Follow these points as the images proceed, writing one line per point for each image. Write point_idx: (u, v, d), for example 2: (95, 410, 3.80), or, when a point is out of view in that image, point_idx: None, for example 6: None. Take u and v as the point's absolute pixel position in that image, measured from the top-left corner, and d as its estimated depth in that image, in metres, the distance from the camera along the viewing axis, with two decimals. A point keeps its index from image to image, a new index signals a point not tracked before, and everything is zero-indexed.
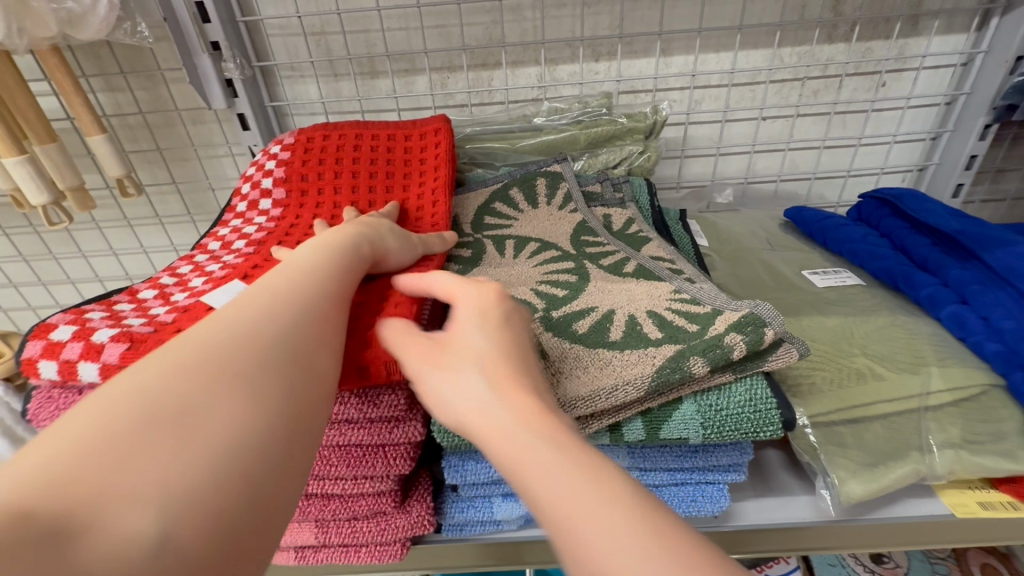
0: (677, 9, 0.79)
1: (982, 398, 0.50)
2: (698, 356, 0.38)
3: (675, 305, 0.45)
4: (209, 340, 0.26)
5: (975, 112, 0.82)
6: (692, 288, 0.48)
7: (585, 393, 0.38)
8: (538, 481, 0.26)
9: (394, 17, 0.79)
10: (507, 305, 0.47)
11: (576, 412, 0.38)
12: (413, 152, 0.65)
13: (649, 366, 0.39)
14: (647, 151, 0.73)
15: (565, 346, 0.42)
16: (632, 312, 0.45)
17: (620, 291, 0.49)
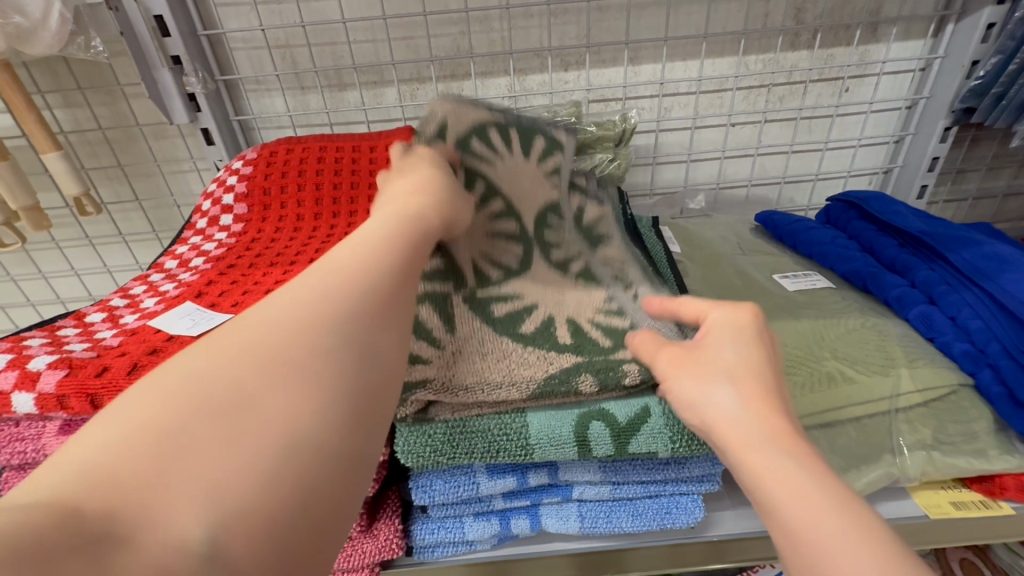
0: (643, 18, 0.80)
1: (952, 397, 0.50)
2: (590, 374, 0.40)
3: (599, 318, 0.45)
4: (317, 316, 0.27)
5: (935, 116, 0.84)
6: (624, 299, 0.49)
7: (471, 383, 0.39)
8: (766, 470, 0.29)
9: (361, 29, 0.78)
10: (441, 268, 0.45)
11: (458, 399, 0.39)
12: (378, 163, 0.64)
13: (542, 370, 0.40)
14: (617, 158, 0.73)
15: (476, 326, 0.43)
16: (553, 312, 0.45)
17: (553, 291, 0.48)
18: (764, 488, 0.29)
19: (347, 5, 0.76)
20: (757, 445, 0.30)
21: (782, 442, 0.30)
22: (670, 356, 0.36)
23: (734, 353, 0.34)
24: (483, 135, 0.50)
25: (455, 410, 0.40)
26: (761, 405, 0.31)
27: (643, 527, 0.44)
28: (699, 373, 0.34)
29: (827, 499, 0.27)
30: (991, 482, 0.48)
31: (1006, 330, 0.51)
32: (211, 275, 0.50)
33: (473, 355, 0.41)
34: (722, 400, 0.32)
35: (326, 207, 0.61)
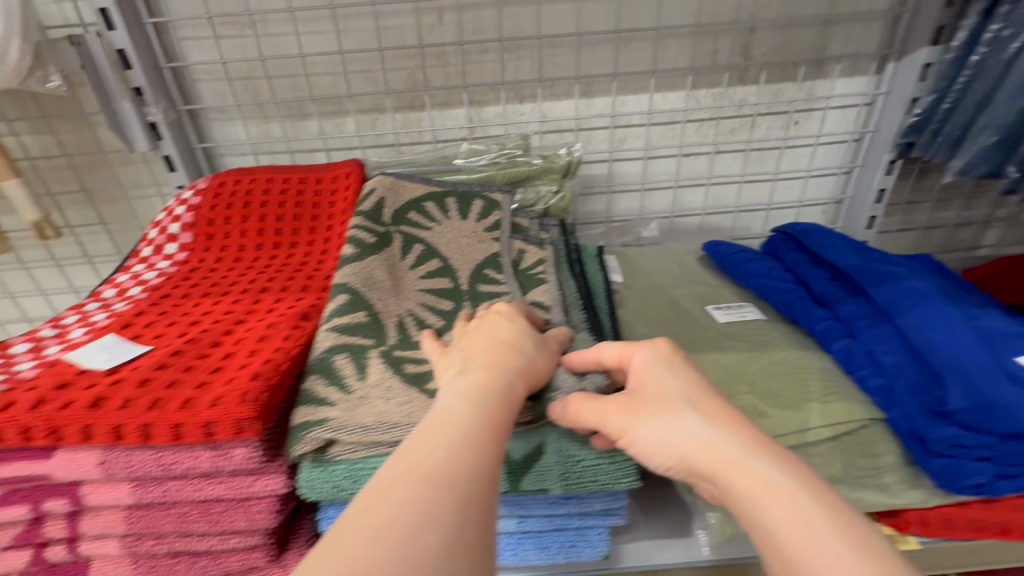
0: (594, 54, 0.82)
1: (863, 432, 0.51)
2: None
3: None
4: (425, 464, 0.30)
5: (881, 148, 0.86)
6: None
7: (369, 422, 0.39)
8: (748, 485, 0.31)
9: (321, 63, 0.81)
10: (365, 322, 0.49)
11: (355, 437, 0.39)
12: (324, 195, 0.66)
13: None
14: (561, 191, 0.75)
15: (385, 373, 0.44)
16: None
17: None
18: (751, 504, 0.31)
19: (304, 39, 0.78)
20: (738, 458, 0.32)
21: (751, 451, 0.32)
22: (617, 407, 0.37)
23: (674, 390, 0.37)
24: (421, 207, 0.67)
25: (355, 449, 0.40)
26: (721, 427, 0.34)
27: (549, 560, 0.46)
28: (663, 415, 0.35)
29: (806, 497, 0.30)
30: (898, 516, 0.50)
31: (913, 367, 0.52)
32: (145, 306, 0.52)
33: (376, 396, 0.42)
34: (689, 433, 0.34)
35: (269, 237, 0.63)
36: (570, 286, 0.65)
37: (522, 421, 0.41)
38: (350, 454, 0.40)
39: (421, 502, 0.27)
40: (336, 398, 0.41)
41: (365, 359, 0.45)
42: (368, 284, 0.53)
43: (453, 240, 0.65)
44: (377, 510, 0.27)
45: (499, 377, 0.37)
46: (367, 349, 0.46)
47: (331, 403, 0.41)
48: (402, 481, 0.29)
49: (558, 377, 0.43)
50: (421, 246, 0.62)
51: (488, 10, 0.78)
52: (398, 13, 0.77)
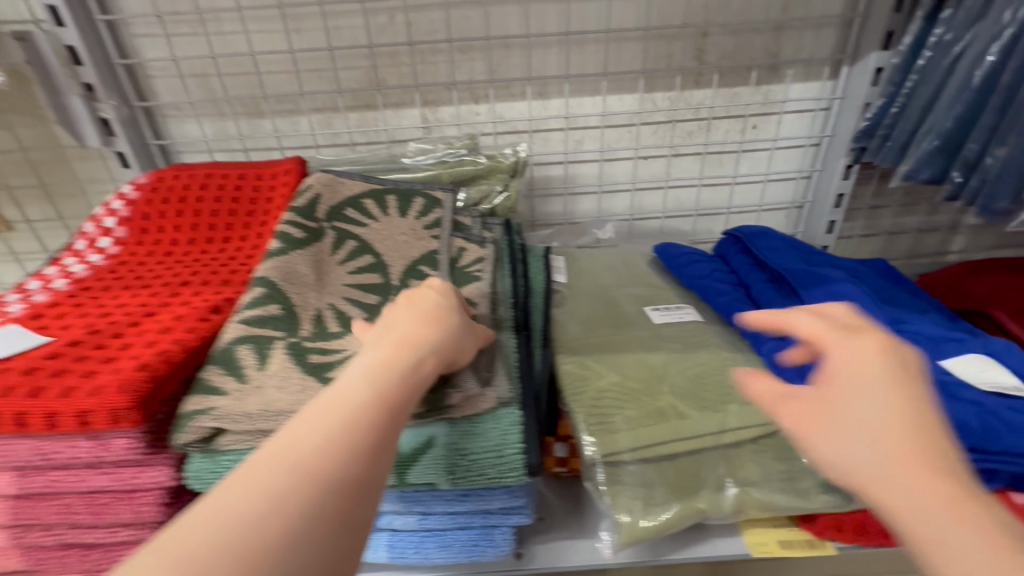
0: (546, 56, 0.83)
1: (783, 435, 0.51)
2: None
3: None
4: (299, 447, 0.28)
5: (836, 154, 0.86)
6: None
7: (252, 411, 0.39)
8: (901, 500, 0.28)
9: (273, 61, 0.81)
10: (278, 315, 0.49)
11: (240, 427, 0.39)
12: (262, 192, 0.66)
13: None
14: (507, 191, 0.75)
15: (287, 362, 0.44)
16: None
17: None
18: (922, 548, 0.27)
19: (254, 38, 0.78)
20: (966, 499, 0.27)
21: (906, 463, 0.28)
22: (796, 415, 0.33)
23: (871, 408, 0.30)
24: (359, 204, 0.66)
25: (241, 439, 0.39)
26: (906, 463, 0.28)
27: (452, 559, 0.45)
28: (875, 438, 0.30)
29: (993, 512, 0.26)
30: (815, 521, 0.49)
31: None
32: (63, 298, 0.52)
33: (270, 387, 0.41)
34: (872, 436, 0.30)
35: (202, 232, 0.63)
36: (506, 283, 0.64)
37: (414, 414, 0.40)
38: (235, 444, 0.39)
39: (271, 491, 0.26)
40: (231, 388, 0.41)
41: (268, 351, 0.44)
42: (288, 279, 0.53)
43: (389, 237, 0.65)
44: (226, 506, 0.25)
45: (407, 355, 0.35)
46: (273, 340, 0.46)
47: (223, 393, 0.41)
48: (268, 465, 0.27)
49: (458, 377, 0.41)
50: (354, 242, 0.62)
51: (437, 11, 0.79)
52: (347, 14, 0.78)
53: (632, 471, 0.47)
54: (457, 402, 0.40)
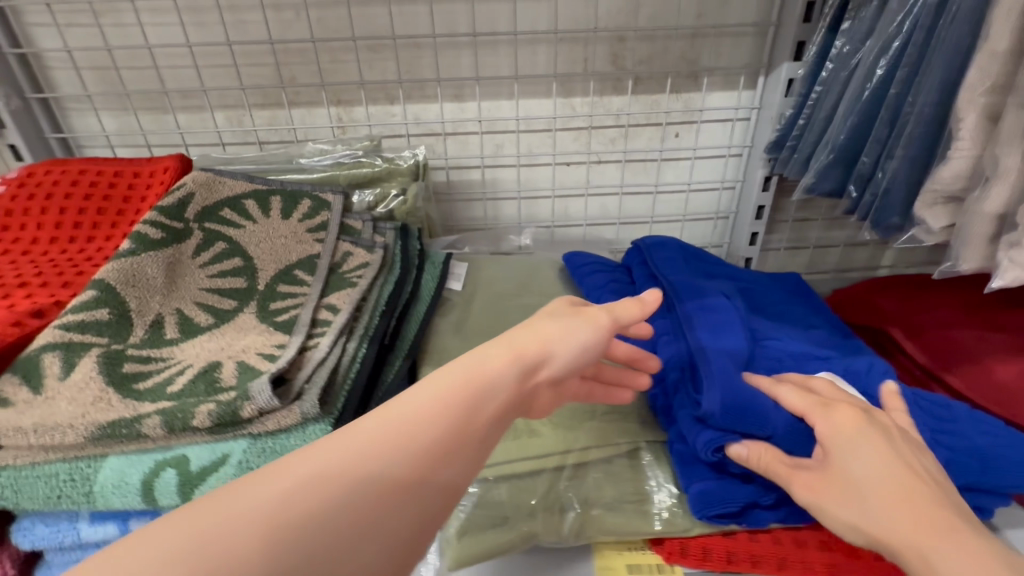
0: (457, 57, 0.80)
1: (636, 454, 0.49)
2: (158, 416, 0.37)
3: (256, 356, 0.46)
4: (321, 484, 0.24)
5: (755, 163, 0.85)
6: (295, 346, 0.47)
7: (25, 425, 0.36)
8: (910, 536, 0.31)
9: (173, 56, 0.78)
10: (106, 319, 0.46)
11: (11, 441, 0.36)
12: (136, 190, 0.63)
13: (119, 413, 0.37)
14: (404, 195, 0.73)
15: (91, 373, 0.41)
16: (203, 366, 0.44)
17: (219, 344, 0.48)
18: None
19: (150, 30, 0.76)
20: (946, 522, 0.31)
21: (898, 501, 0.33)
22: (807, 481, 0.38)
23: (875, 445, 0.37)
24: (237, 205, 0.64)
25: (20, 455, 0.37)
26: (894, 500, 0.33)
27: None
28: (860, 497, 0.34)
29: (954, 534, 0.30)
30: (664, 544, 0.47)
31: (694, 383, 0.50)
32: None
33: (64, 398, 0.39)
34: (870, 466, 0.35)
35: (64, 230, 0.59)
36: (385, 290, 0.61)
37: (204, 426, 0.37)
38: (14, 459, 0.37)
39: (259, 529, 0.22)
40: (25, 398, 0.39)
41: (76, 359, 0.42)
42: (130, 281, 0.50)
43: (266, 240, 0.62)
44: (214, 538, 0.22)
45: (473, 385, 0.30)
46: (91, 348, 0.44)
47: (13, 404, 0.39)
48: (285, 504, 0.23)
49: (253, 388, 0.38)
50: (226, 244, 0.60)
51: (340, 7, 0.76)
52: (246, 8, 0.75)
53: (470, 491, 0.45)
54: (253, 415, 0.38)
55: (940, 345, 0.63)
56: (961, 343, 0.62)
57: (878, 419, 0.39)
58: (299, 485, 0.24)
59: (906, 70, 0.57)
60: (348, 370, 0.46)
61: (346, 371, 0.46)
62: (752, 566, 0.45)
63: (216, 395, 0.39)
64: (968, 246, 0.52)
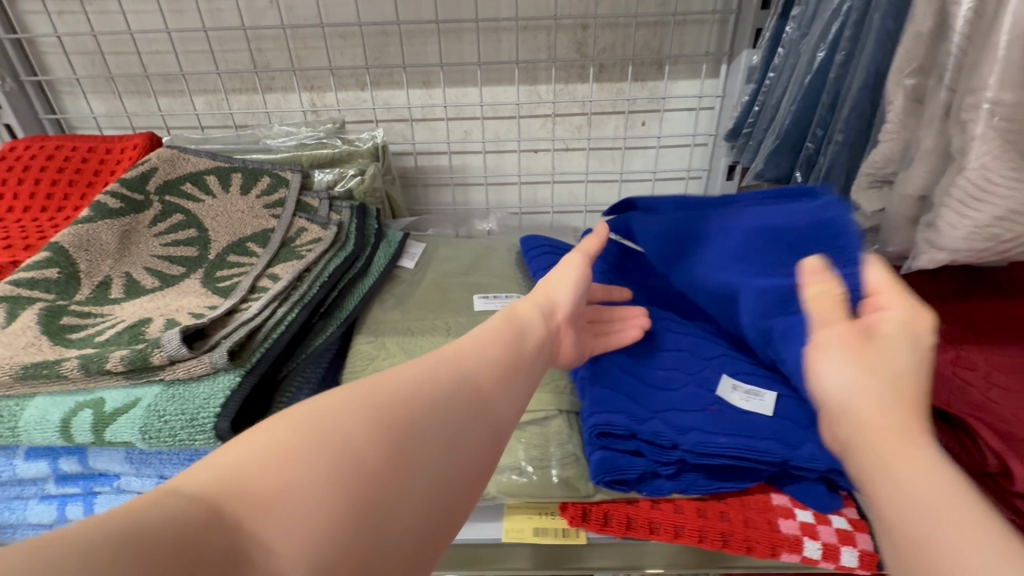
0: (421, 44, 0.83)
1: (551, 422, 0.51)
2: (77, 360, 0.40)
3: (186, 314, 0.49)
4: (419, 378, 0.32)
5: (720, 152, 0.85)
6: (225, 307, 0.50)
7: None
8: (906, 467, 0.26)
9: (153, 42, 0.83)
10: (54, 278, 0.50)
11: None
12: (107, 164, 0.68)
13: (44, 357, 0.41)
14: (363, 175, 0.76)
15: (31, 324, 0.45)
16: (133, 321, 0.47)
17: (159, 303, 0.51)
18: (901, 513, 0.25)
19: (130, 17, 0.80)
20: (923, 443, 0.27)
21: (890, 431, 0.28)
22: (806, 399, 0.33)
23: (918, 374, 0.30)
24: (198, 181, 0.67)
25: None
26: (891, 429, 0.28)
27: None
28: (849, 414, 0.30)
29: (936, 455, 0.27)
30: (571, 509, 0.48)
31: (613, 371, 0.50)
32: None
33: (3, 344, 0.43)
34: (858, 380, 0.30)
35: (39, 201, 0.64)
36: (334, 263, 0.63)
37: (118, 371, 0.40)
38: None
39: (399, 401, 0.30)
40: None
41: (19, 311, 0.46)
42: (83, 245, 0.54)
43: (223, 214, 0.66)
44: (370, 409, 0.29)
45: (509, 323, 0.41)
46: (37, 303, 0.47)
47: None
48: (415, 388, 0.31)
49: (163, 338, 0.41)
50: (184, 216, 0.64)
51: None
52: None
53: None
54: (163, 362, 0.41)
55: None
56: None
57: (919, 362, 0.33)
58: (411, 378, 0.32)
59: (843, 53, 0.57)
60: (270, 332, 0.48)
61: (268, 332, 0.48)
62: (649, 533, 0.46)
63: (134, 342, 0.42)
64: (893, 231, 0.52)
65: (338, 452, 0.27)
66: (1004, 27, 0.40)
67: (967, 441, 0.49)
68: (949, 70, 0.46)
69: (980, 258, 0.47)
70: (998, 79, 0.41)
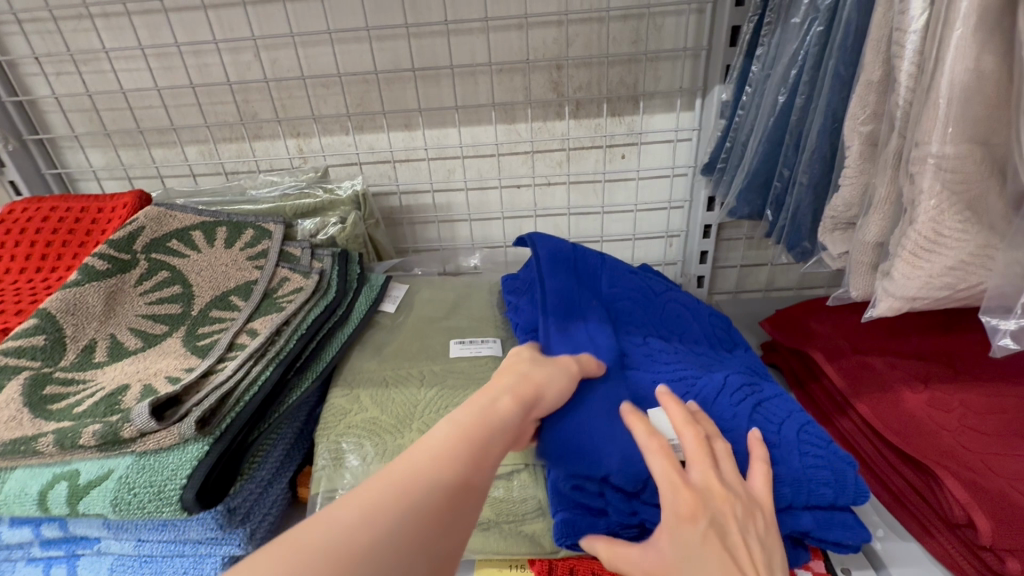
0: (399, 90, 0.85)
1: (519, 474, 0.52)
2: (53, 435, 0.43)
3: (164, 378, 0.51)
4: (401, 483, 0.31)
5: (698, 184, 0.86)
6: (201, 368, 0.52)
7: None
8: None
9: (145, 98, 0.86)
10: (41, 345, 0.53)
11: None
12: (99, 224, 0.71)
13: (23, 432, 0.44)
14: (343, 223, 0.78)
15: (15, 395, 0.47)
16: (111, 388, 0.49)
17: (141, 366, 0.53)
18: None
19: (123, 75, 0.84)
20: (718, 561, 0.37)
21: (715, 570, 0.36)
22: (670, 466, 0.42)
23: (715, 564, 0.36)
24: (185, 237, 0.70)
25: None
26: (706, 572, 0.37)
27: None
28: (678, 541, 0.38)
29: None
30: (547, 564, 0.49)
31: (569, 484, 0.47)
32: None
33: None
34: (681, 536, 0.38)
35: (33, 263, 0.67)
36: (313, 315, 0.65)
37: (91, 444, 0.43)
38: None
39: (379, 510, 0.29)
40: None
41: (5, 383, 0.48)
42: (70, 309, 0.57)
43: (208, 268, 0.68)
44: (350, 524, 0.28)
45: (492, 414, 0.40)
46: (24, 373, 0.50)
47: None
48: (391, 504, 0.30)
49: (134, 412, 0.43)
50: (169, 273, 0.66)
51: (288, 50, 0.82)
52: (206, 52, 0.82)
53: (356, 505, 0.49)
54: (133, 435, 0.43)
55: (855, 369, 0.62)
56: (874, 369, 0.61)
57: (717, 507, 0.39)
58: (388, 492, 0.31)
59: (802, 97, 0.58)
60: (243, 393, 0.50)
61: (241, 394, 0.50)
62: None
63: (109, 415, 0.44)
64: (854, 276, 0.52)
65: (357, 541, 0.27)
66: (942, 84, 0.40)
67: (937, 490, 0.48)
68: (898, 119, 0.45)
69: (938, 305, 0.47)
70: (941, 134, 0.41)
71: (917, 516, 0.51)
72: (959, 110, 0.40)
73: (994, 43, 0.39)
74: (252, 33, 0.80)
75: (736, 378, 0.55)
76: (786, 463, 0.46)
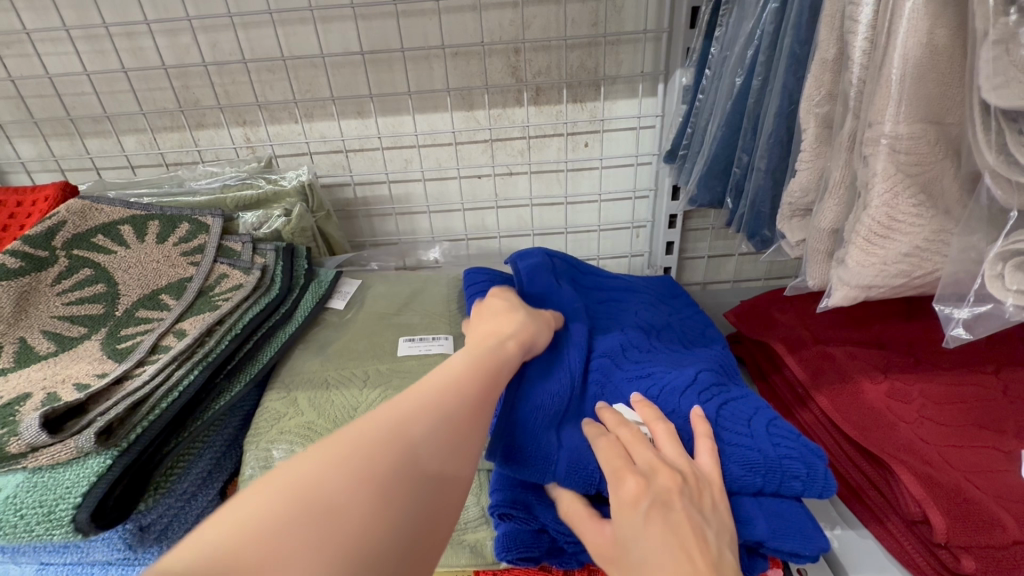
0: (347, 75, 0.81)
1: None
2: None
3: (78, 381, 0.48)
4: (401, 413, 0.31)
5: (664, 172, 0.83)
6: (119, 371, 0.49)
7: None
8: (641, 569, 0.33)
9: (75, 85, 0.81)
10: None
11: None
12: (18, 218, 0.66)
13: None
14: (289, 215, 0.74)
15: None
16: (10, 397, 0.46)
17: (50, 373, 0.49)
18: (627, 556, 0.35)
19: (48, 60, 0.79)
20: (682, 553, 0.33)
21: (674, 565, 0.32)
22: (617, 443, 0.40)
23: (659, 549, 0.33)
24: (112, 231, 0.65)
25: None
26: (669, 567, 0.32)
27: None
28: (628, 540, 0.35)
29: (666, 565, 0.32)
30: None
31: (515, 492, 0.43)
32: None
33: None
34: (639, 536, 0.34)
35: None
36: (250, 314, 0.60)
37: None
38: None
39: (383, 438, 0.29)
40: None
41: None
42: None
43: (137, 265, 0.63)
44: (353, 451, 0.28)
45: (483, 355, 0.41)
46: None
47: None
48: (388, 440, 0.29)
49: (23, 425, 0.41)
50: (91, 270, 0.61)
51: (226, 32, 0.77)
52: (139, 33, 0.77)
53: None
54: (23, 450, 0.40)
55: (816, 361, 0.60)
56: (836, 360, 0.59)
57: (660, 484, 0.36)
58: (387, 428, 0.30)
59: (760, 78, 0.55)
60: (160, 400, 0.46)
61: (157, 401, 0.46)
62: None
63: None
64: (811, 264, 0.50)
65: (344, 504, 0.25)
66: (894, 60, 0.38)
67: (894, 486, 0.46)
68: (853, 98, 0.43)
69: (894, 294, 0.45)
70: (894, 113, 0.39)
71: (875, 513, 0.49)
72: (911, 88, 0.38)
73: (946, 16, 0.37)
74: (186, 14, 0.75)
75: (707, 375, 0.51)
76: (753, 454, 0.43)
